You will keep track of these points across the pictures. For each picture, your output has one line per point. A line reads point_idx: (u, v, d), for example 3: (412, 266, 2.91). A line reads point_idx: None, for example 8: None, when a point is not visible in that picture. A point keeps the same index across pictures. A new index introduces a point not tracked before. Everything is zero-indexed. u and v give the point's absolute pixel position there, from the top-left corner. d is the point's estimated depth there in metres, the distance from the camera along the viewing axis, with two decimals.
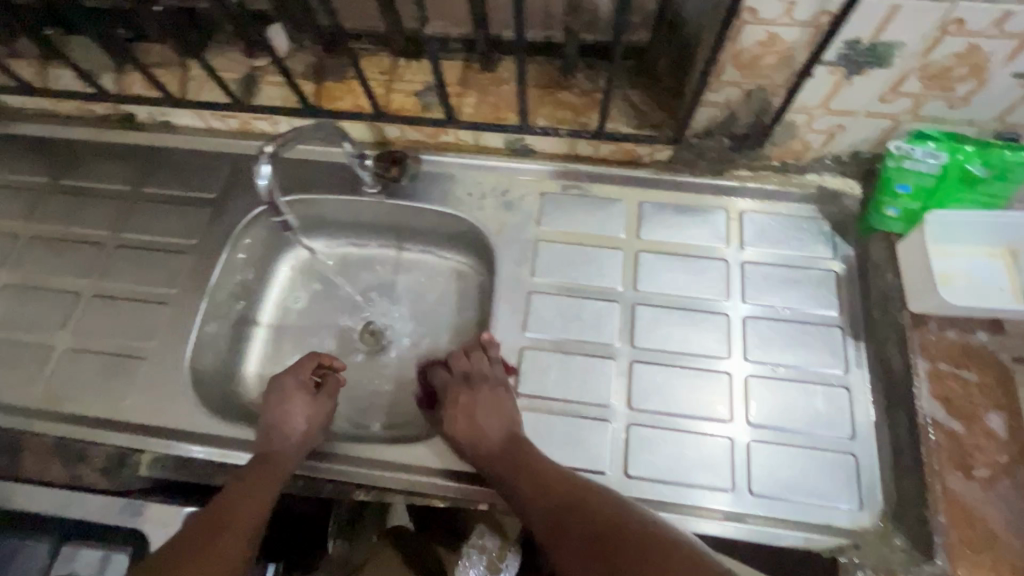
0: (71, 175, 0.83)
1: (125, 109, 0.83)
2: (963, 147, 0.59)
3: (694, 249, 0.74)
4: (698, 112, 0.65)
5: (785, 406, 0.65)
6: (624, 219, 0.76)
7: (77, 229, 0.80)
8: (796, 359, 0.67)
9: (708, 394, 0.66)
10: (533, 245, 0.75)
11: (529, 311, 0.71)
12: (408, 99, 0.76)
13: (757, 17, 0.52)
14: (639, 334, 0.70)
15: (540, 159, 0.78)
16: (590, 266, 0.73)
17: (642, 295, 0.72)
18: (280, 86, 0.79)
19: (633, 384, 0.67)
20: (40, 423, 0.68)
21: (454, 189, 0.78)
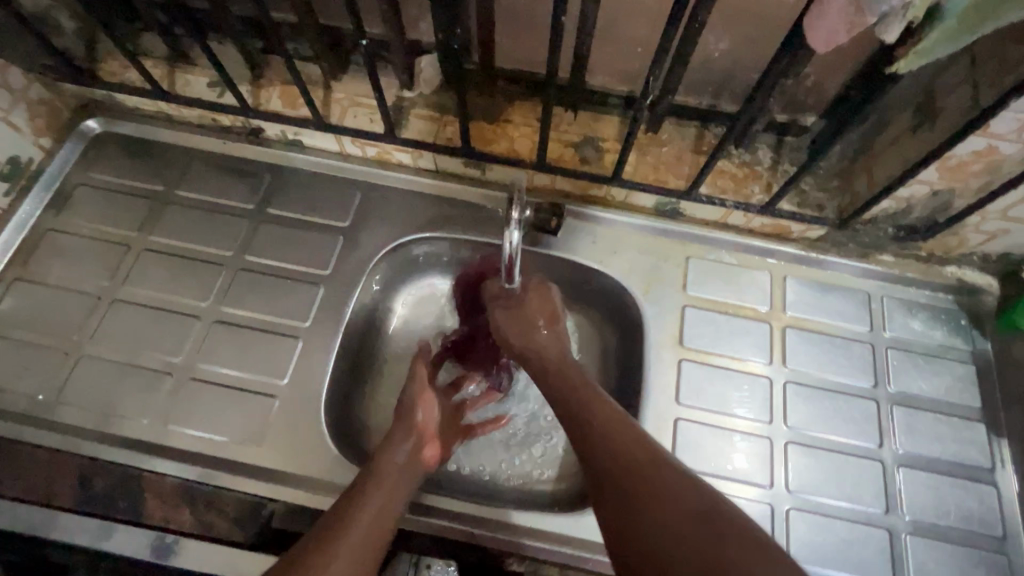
0: (191, 187, 0.79)
1: (256, 124, 0.79)
2: None
3: (838, 329, 0.74)
4: (873, 204, 0.66)
5: (936, 500, 0.65)
6: (768, 291, 0.76)
7: (197, 247, 0.76)
8: (944, 452, 0.68)
9: (861, 482, 0.66)
10: (680, 311, 0.74)
11: (680, 381, 0.70)
12: (566, 150, 0.74)
13: (986, 131, 0.53)
14: (788, 413, 0.69)
15: (686, 222, 0.78)
16: (737, 337, 0.73)
17: (789, 373, 0.71)
18: (429, 121, 0.76)
19: (786, 464, 0.67)
20: (161, 461, 0.63)
21: (598, 244, 0.77)
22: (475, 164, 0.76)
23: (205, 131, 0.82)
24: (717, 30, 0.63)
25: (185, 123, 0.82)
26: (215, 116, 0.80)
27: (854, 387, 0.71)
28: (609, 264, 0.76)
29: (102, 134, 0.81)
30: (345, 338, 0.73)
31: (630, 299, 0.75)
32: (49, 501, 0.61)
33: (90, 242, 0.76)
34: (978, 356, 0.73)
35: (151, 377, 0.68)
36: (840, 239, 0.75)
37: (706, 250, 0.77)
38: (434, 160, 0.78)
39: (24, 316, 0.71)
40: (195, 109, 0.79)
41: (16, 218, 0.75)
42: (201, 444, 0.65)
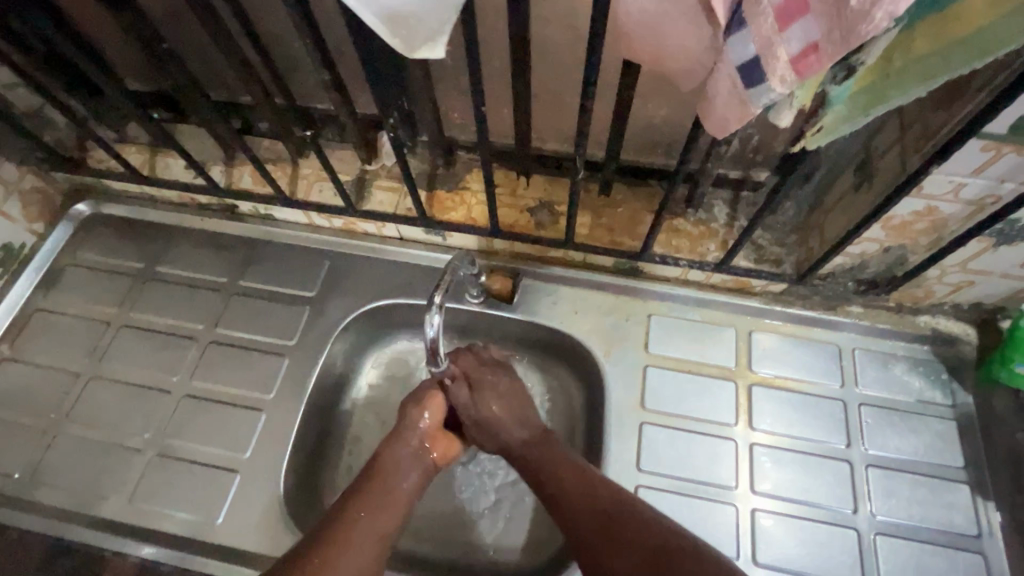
0: (169, 264, 0.83)
1: (230, 201, 0.83)
2: None
3: (809, 387, 0.71)
4: (828, 261, 0.66)
5: (919, 571, 0.62)
6: (733, 348, 0.74)
7: (171, 321, 0.79)
8: (928, 518, 0.64)
9: (836, 552, 0.63)
10: (643, 371, 0.73)
11: (643, 447, 0.69)
12: (521, 216, 0.76)
13: (921, 193, 0.52)
14: (760, 477, 0.67)
15: (647, 279, 0.77)
16: (702, 400, 0.71)
17: (757, 434, 0.69)
18: (391, 191, 0.79)
19: (753, 535, 0.64)
20: (124, 540, 0.65)
21: (555, 310, 0.76)
22: (435, 232, 0.78)
23: (181, 209, 0.86)
24: (654, 99, 0.64)
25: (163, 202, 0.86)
26: (191, 195, 0.84)
27: (826, 448, 0.68)
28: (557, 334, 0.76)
29: (90, 216, 0.86)
30: (311, 407, 0.74)
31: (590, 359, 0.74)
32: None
33: (73, 321, 0.79)
34: (960, 411, 0.69)
35: (121, 453, 0.70)
36: (803, 293, 0.73)
37: (668, 306, 0.76)
38: (397, 229, 0.80)
39: (7, 397, 0.74)
40: (172, 190, 0.84)
41: (6, 302, 0.80)
42: (165, 520, 0.66)
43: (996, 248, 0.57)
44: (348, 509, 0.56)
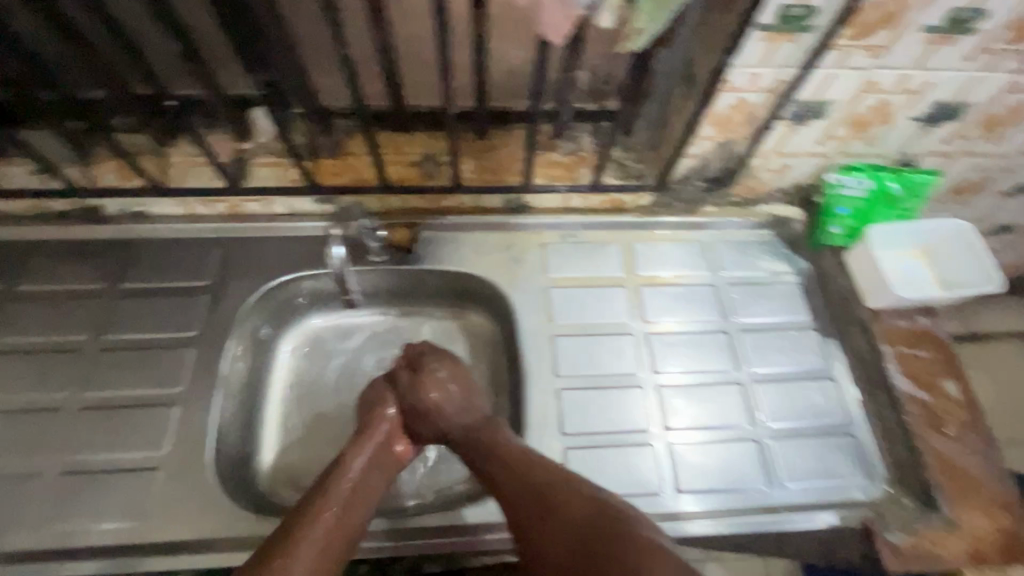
0: (32, 280, 0.76)
1: (93, 203, 0.77)
2: (885, 172, 0.74)
3: (685, 278, 0.82)
4: (679, 164, 0.77)
5: (791, 404, 0.75)
6: (619, 258, 0.83)
7: (47, 338, 0.72)
8: (790, 362, 0.77)
9: (726, 405, 0.74)
10: (546, 292, 0.80)
11: (557, 357, 0.76)
12: (410, 170, 0.80)
13: (730, 87, 0.64)
14: (657, 361, 0.77)
15: (536, 213, 0.84)
16: (600, 307, 0.79)
17: (650, 325, 0.79)
18: (273, 166, 0.79)
19: (662, 407, 0.73)
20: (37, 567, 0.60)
21: (459, 254, 0.81)
22: (329, 199, 0.80)
23: (34, 221, 0.78)
24: (509, 40, 0.71)
25: (11, 217, 0.78)
26: (47, 204, 0.77)
27: (706, 325, 0.79)
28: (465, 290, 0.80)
29: None
30: (228, 392, 0.73)
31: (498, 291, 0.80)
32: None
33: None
34: (801, 274, 0.84)
35: (14, 481, 0.64)
36: (667, 202, 0.84)
37: (559, 233, 0.84)
38: (287, 203, 0.80)
39: None
40: (22, 201, 0.76)
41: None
42: (80, 536, 0.62)
43: (796, 128, 0.71)
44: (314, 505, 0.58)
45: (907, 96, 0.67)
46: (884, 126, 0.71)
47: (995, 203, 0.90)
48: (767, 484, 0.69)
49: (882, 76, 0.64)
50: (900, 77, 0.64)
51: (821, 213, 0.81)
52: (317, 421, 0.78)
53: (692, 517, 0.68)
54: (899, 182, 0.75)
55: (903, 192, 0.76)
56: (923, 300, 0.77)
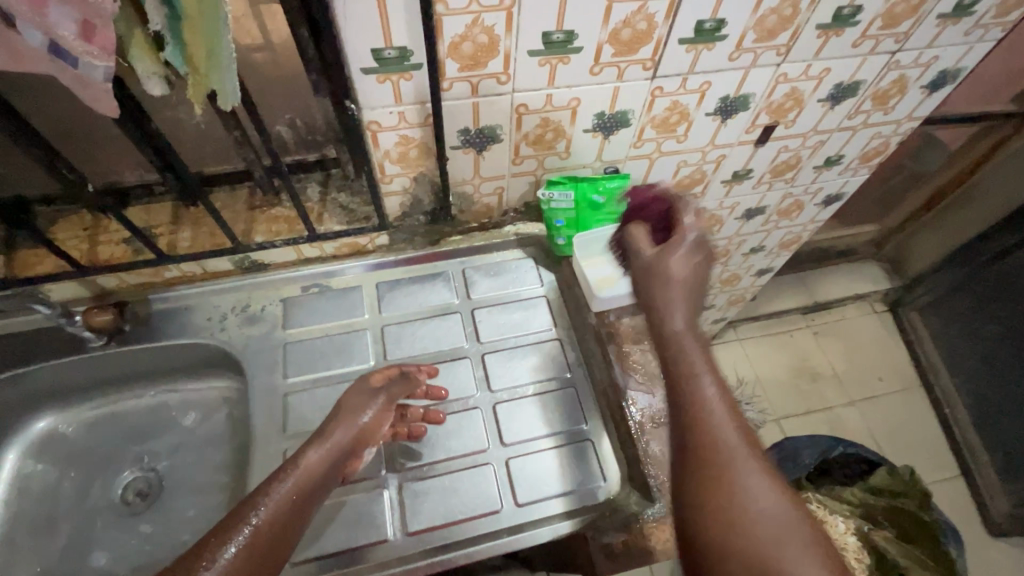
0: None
1: None
2: (579, 184, 0.78)
3: (513, 295, 0.85)
4: (512, 183, 0.81)
5: (572, 418, 0.75)
6: (452, 286, 0.86)
7: None
8: (569, 377, 0.79)
9: (552, 413, 0.75)
10: (381, 332, 0.81)
11: None
12: (272, 225, 0.80)
13: (530, 108, 0.69)
14: (493, 379, 0.78)
15: (375, 254, 0.86)
16: (438, 335, 0.82)
17: (486, 345, 0.81)
18: (118, 242, 0.76)
19: (499, 424, 0.74)
20: None
21: (284, 309, 0.81)
22: (191, 264, 0.79)
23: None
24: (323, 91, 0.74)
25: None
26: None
27: (541, 335, 0.82)
28: (306, 339, 0.80)
29: None
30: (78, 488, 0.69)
31: (327, 339, 0.80)
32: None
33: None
34: None
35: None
36: (510, 218, 0.89)
37: (393, 271, 0.86)
38: (144, 275, 0.78)
39: None
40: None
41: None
42: None
43: (608, 137, 0.77)
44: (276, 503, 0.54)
45: (694, 95, 0.74)
46: (686, 124, 0.79)
47: (814, 177, 1.01)
48: (600, 482, 0.71)
49: (665, 82, 0.70)
50: (681, 81, 0.71)
51: (547, 227, 0.84)
52: (185, 498, 0.76)
53: (534, 526, 0.68)
54: (597, 191, 0.79)
55: (604, 199, 0.80)
56: None
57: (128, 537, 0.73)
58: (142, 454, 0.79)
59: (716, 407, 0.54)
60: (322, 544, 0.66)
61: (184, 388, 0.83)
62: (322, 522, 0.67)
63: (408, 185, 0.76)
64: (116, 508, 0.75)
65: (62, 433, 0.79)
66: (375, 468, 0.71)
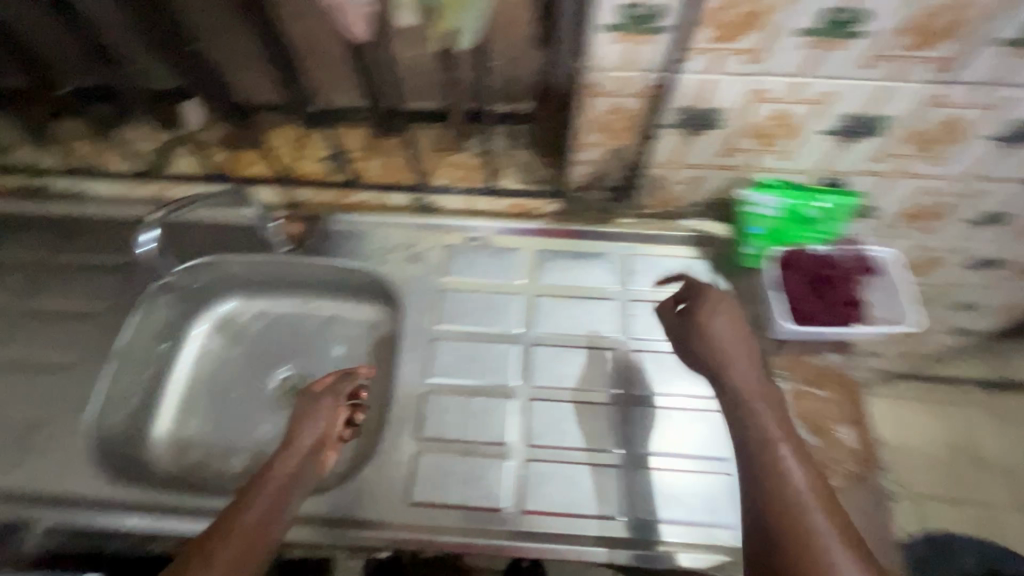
0: (65, 250, 0.83)
1: (145, 188, 0.83)
2: (795, 192, 0.68)
3: (677, 298, 0.79)
4: (712, 176, 0.73)
5: (716, 445, 0.69)
6: (613, 272, 0.81)
7: (81, 306, 0.80)
8: (721, 402, 0.72)
9: (695, 435, 0.70)
10: (533, 302, 0.79)
11: (535, 365, 0.75)
12: (453, 171, 0.80)
13: (769, 95, 0.60)
14: (638, 380, 0.74)
15: (542, 220, 0.83)
16: (590, 320, 0.78)
17: (637, 343, 0.77)
18: (320, 160, 0.81)
19: (635, 427, 0.70)
20: (39, 512, 0.65)
21: (447, 255, 0.82)
22: (375, 194, 0.82)
23: (63, 198, 0.84)
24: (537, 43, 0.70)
25: (42, 193, 0.84)
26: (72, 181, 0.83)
27: None
28: (461, 290, 0.80)
29: None
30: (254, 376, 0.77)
31: (481, 294, 0.80)
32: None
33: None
34: None
35: (33, 431, 0.71)
36: (693, 212, 0.80)
37: (558, 242, 0.83)
38: (332, 194, 0.82)
39: None
40: (58, 178, 0.83)
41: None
42: (84, 487, 0.67)
43: (847, 144, 0.65)
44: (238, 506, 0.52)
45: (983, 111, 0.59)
46: (954, 145, 0.64)
47: None
48: (734, 523, 0.64)
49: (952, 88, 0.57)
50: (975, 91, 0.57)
51: (736, 231, 0.75)
52: None
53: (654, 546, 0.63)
54: (813, 204, 0.69)
55: (819, 215, 0.70)
56: (839, 334, 0.70)
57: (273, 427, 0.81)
58: (299, 356, 0.86)
59: (802, 488, 0.47)
60: (445, 493, 0.66)
61: (341, 307, 0.88)
62: (448, 472, 0.67)
63: (600, 157, 0.71)
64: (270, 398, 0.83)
65: (239, 319, 0.88)
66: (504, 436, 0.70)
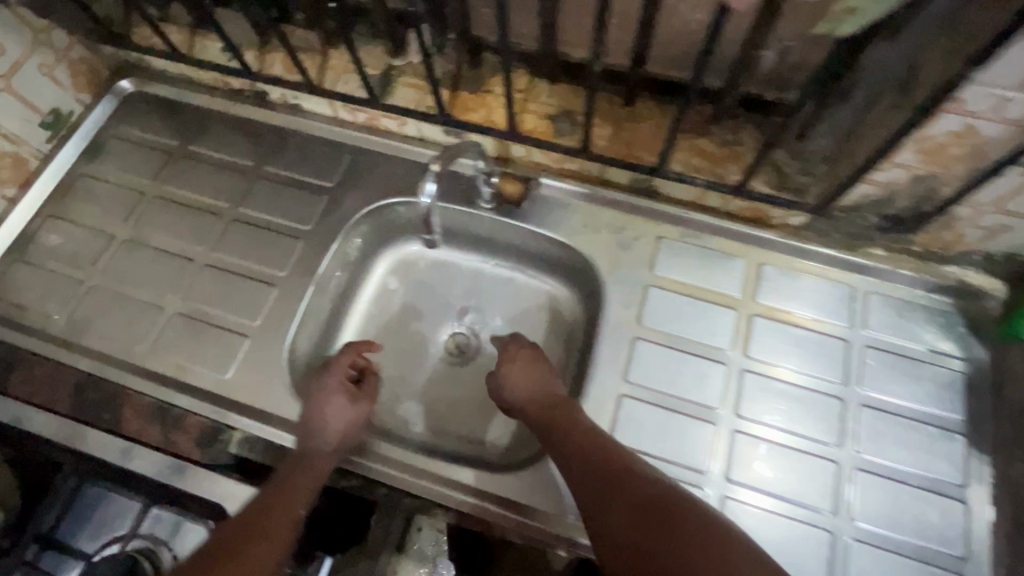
0: (278, 163, 0.84)
1: (360, 113, 0.82)
2: None
3: (923, 354, 0.68)
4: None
5: (949, 537, 0.60)
6: (848, 307, 0.70)
7: (284, 220, 0.80)
8: (963, 490, 0.62)
9: (924, 518, 0.61)
10: (747, 320, 0.71)
11: (742, 392, 0.67)
12: (692, 158, 0.71)
13: None
14: (863, 438, 0.64)
15: (774, 230, 0.74)
16: (812, 355, 0.69)
17: (867, 395, 0.66)
18: (546, 116, 0.74)
19: (855, 493, 0.62)
20: (237, 419, 0.68)
21: (659, 250, 0.75)
22: (595, 166, 0.75)
23: (285, 110, 0.86)
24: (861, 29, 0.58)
25: (268, 101, 0.87)
26: (295, 96, 0.84)
27: (942, 420, 0.65)
28: (669, 290, 0.73)
29: (204, 111, 0.88)
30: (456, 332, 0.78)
31: (691, 301, 0.72)
32: (48, 406, 0.69)
33: (182, 210, 0.82)
34: None
35: (237, 337, 0.72)
36: (966, 260, 0.68)
37: (785, 258, 0.73)
38: (547, 156, 0.77)
39: (129, 275, 0.77)
40: (283, 89, 0.83)
41: (56, 162, 0.85)
42: (277, 403, 0.69)
43: None
44: (284, 499, 0.61)
45: None
46: None
47: None
48: None
49: None
50: None
51: None
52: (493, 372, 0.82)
53: None
54: None
55: None
56: None
57: (442, 379, 0.82)
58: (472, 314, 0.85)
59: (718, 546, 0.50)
60: None
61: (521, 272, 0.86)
62: None
63: (897, 181, 0.60)
64: (440, 350, 0.83)
65: (417, 265, 0.87)
66: (699, 464, 0.64)
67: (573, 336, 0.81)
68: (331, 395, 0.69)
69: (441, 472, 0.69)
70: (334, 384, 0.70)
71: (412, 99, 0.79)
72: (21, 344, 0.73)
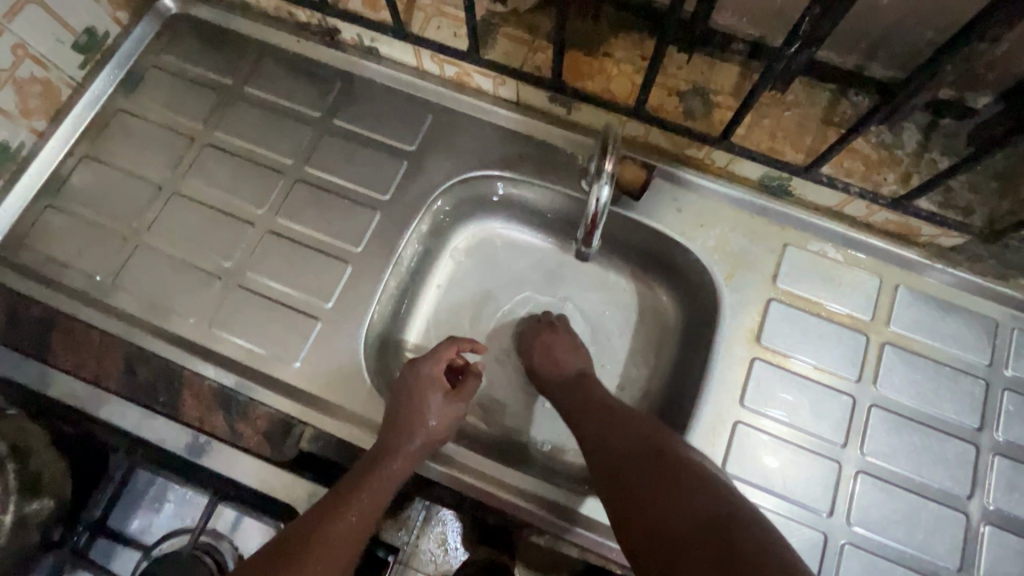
0: (349, 116, 0.72)
1: (450, 66, 0.70)
2: None
3: None
4: None
5: None
6: (992, 343, 0.63)
7: (356, 186, 0.70)
8: None
9: None
10: (879, 349, 0.63)
11: (867, 429, 0.61)
12: (844, 160, 0.62)
13: None
14: (997, 492, 0.59)
15: (915, 249, 0.65)
16: (949, 394, 0.62)
17: (1005, 444, 0.60)
18: (678, 94, 0.63)
19: (982, 549, 0.58)
20: (311, 413, 0.62)
21: (786, 259, 0.66)
22: (724, 156, 0.65)
23: (358, 53, 0.74)
24: None
25: (340, 42, 0.74)
26: (372, 38, 0.71)
27: None
28: (792, 307, 0.65)
29: (262, 45, 0.75)
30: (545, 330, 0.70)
31: (817, 321, 0.64)
32: (98, 381, 0.62)
33: (239, 163, 0.71)
34: None
35: (305, 321, 0.65)
36: None
37: (924, 280, 0.65)
38: (668, 138, 0.66)
39: (181, 237, 0.68)
40: (360, 29, 0.70)
41: (89, 93, 0.73)
42: (355, 399, 0.63)
43: None
44: (355, 497, 0.55)
45: None
46: None
47: None
48: None
49: None
50: None
51: None
52: None
53: None
54: None
55: None
56: None
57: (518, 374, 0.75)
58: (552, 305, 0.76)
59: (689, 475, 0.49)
60: None
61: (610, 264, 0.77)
62: None
63: None
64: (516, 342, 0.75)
65: (495, 244, 0.78)
66: (816, 506, 0.59)
67: (667, 341, 0.74)
68: (432, 391, 0.62)
69: (531, 490, 0.63)
70: (431, 378, 0.63)
71: (512, 51, 0.65)
72: (61, 307, 0.65)
